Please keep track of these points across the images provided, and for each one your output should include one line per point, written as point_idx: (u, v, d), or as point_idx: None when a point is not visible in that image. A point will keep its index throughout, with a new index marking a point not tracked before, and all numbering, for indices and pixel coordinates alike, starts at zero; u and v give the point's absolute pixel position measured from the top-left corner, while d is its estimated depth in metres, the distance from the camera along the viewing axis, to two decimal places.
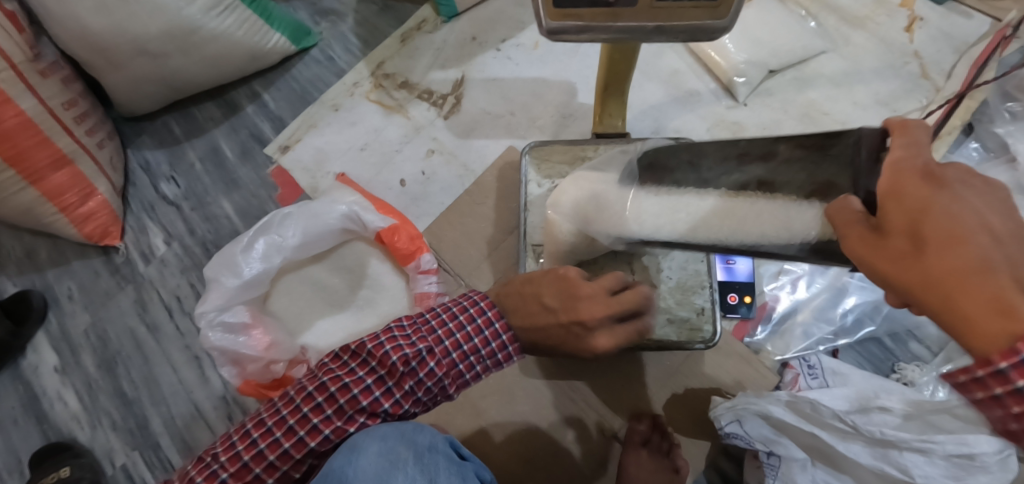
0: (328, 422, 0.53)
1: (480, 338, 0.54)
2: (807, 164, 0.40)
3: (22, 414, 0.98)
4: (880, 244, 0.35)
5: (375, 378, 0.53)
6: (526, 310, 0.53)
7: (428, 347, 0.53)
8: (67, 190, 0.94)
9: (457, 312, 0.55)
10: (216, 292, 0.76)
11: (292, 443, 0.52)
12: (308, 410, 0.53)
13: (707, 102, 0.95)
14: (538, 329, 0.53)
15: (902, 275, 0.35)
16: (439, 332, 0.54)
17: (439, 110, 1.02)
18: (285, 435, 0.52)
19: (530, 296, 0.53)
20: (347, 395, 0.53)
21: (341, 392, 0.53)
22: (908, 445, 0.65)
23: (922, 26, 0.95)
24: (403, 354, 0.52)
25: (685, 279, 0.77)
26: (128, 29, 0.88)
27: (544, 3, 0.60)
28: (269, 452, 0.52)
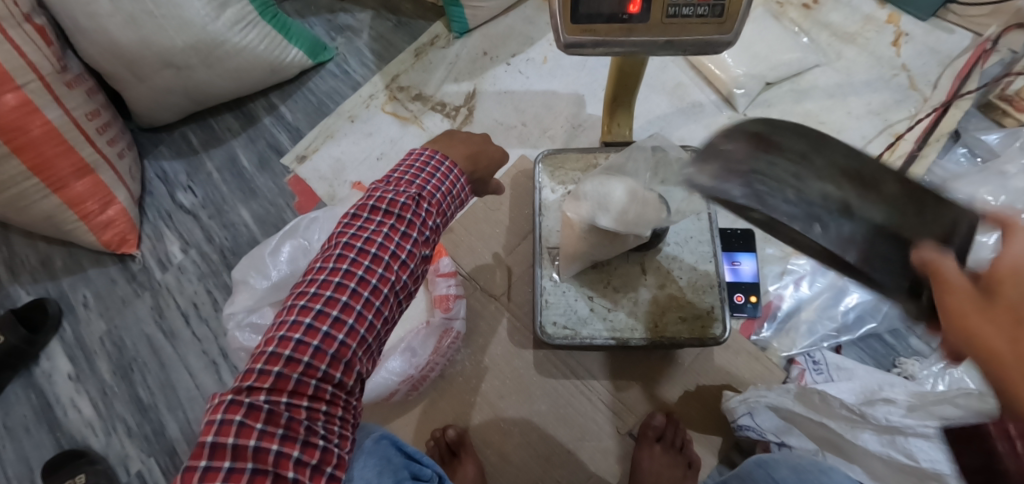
0: (334, 301, 0.49)
1: (440, 173, 0.59)
2: (904, 207, 0.44)
3: (35, 422, 0.98)
4: (984, 309, 0.35)
5: (364, 243, 0.52)
6: (463, 149, 0.62)
7: (416, 192, 0.56)
8: (88, 198, 0.96)
9: (407, 168, 0.58)
10: (244, 293, 0.77)
11: (303, 333, 0.48)
12: (305, 303, 0.49)
13: (710, 113, 0.99)
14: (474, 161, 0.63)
15: (993, 341, 0.34)
16: (418, 180, 0.57)
17: (452, 121, 1.05)
18: (294, 329, 0.48)
19: (455, 141, 0.63)
20: (341, 270, 0.51)
21: (354, 268, 0.51)
22: (913, 430, 0.68)
23: (908, 40, 1.01)
24: (378, 206, 0.54)
25: (696, 278, 0.80)
26: (155, 43, 0.92)
27: (563, 18, 0.64)
28: (285, 351, 0.47)
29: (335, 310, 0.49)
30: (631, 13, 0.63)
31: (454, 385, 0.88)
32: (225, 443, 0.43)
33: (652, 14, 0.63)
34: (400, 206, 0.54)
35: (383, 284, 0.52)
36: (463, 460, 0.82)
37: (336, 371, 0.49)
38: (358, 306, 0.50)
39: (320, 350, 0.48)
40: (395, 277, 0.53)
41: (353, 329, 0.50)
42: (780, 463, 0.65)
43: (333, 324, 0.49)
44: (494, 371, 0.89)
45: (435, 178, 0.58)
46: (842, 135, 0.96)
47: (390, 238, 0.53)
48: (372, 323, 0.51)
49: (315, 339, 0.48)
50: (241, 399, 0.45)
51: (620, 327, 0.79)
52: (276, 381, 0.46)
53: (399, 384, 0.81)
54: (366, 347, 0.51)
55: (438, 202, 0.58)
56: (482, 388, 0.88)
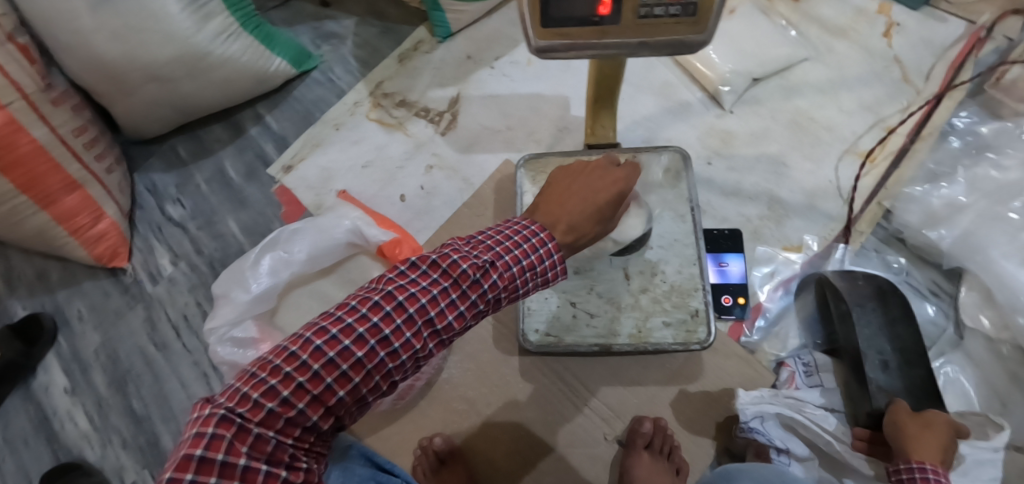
0: (349, 353, 0.41)
1: (533, 244, 0.48)
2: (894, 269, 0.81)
3: (33, 435, 1.00)
4: None
5: (405, 299, 0.43)
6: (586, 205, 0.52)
7: (490, 260, 0.46)
8: (79, 213, 0.97)
9: (494, 233, 0.48)
10: (226, 307, 0.76)
11: (308, 377, 0.40)
12: (322, 343, 0.40)
13: (697, 112, 0.97)
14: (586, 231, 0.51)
15: None
16: (501, 247, 0.47)
17: (437, 127, 1.04)
18: (299, 368, 0.40)
19: (571, 195, 0.52)
20: (369, 321, 0.42)
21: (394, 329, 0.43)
22: None
23: (900, 31, 0.99)
24: (438, 262, 0.45)
25: (680, 282, 0.78)
26: (137, 57, 0.92)
27: (532, 22, 0.63)
28: (284, 388, 0.39)
29: (347, 364, 0.41)
30: (601, 15, 0.61)
31: (442, 393, 0.88)
32: (210, 464, 0.36)
33: (623, 17, 0.61)
34: (463, 276, 0.45)
35: (406, 353, 0.44)
36: (451, 469, 0.81)
37: (323, 421, 0.42)
38: (371, 365, 0.42)
39: (317, 399, 0.41)
40: (421, 345, 0.44)
41: (357, 387, 0.42)
42: (744, 474, 0.65)
43: (342, 377, 0.41)
44: (481, 379, 0.88)
45: (522, 250, 0.48)
46: (832, 131, 0.94)
47: (442, 310, 0.44)
48: (379, 385, 0.44)
49: (316, 386, 0.40)
50: (233, 419, 0.38)
51: (604, 333, 0.77)
52: (264, 418, 0.39)
53: None
54: (362, 404, 0.44)
55: (511, 277, 0.47)
56: (469, 397, 0.87)
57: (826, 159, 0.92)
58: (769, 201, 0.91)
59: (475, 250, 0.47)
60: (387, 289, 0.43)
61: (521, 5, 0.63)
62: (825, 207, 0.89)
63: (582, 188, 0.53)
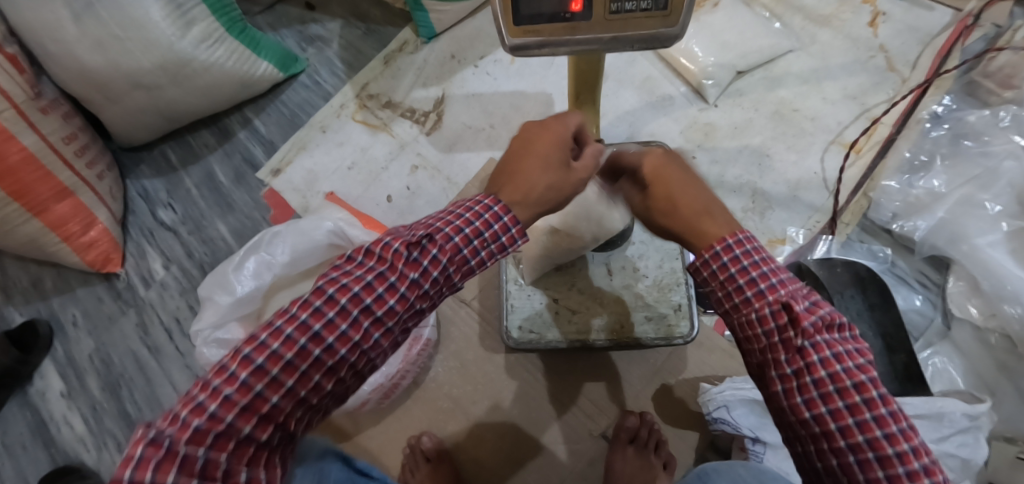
0: (278, 357, 0.42)
1: (481, 221, 0.49)
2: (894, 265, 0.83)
3: (31, 439, 1.01)
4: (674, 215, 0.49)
5: (336, 291, 0.45)
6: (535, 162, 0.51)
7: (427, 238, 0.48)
8: (70, 220, 0.99)
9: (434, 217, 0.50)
10: (210, 310, 0.77)
11: (235, 389, 0.41)
12: (250, 350, 0.42)
13: (680, 105, 0.97)
14: (540, 186, 0.50)
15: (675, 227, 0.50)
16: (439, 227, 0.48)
17: (422, 127, 1.05)
18: (227, 380, 0.41)
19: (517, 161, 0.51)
20: (298, 320, 0.43)
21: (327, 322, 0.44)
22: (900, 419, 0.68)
23: (886, 20, 0.97)
24: (372, 250, 0.47)
25: (662, 277, 0.78)
26: (123, 65, 0.93)
27: (504, 19, 0.63)
28: (211, 404, 0.41)
29: (277, 368, 0.43)
30: (573, 11, 0.61)
31: (428, 392, 0.88)
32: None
33: (594, 12, 0.62)
34: (396, 258, 0.46)
35: (345, 347, 0.45)
36: (437, 467, 0.81)
37: (261, 433, 0.43)
38: (304, 366, 0.43)
39: (247, 410, 0.42)
40: (362, 335, 0.45)
41: (292, 392, 0.44)
42: (720, 474, 0.63)
43: (274, 381, 0.42)
44: (467, 378, 0.88)
45: (461, 228, 0.48)
46: (816, 121, 0.93)
47: (380, 297, 0.46)
48: (322, 385, 0.45)
49: (246, 396, 0.41)
50: (162, 442, 0.39)
51: (585, 328, 0.77)
52: (193, 437, 0.39)
53: (369, 393, 0.80)
54: (305, 407, 0.45)
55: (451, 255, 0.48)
56: (455, 395, 0.88)
57: (810, 150, 0.91)
58: (753, 194, 0.90)
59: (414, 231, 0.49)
60: (320, 285, 0.45)
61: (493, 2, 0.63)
62: (809, 198, 0.89)
63: (523, 150, 0.52)
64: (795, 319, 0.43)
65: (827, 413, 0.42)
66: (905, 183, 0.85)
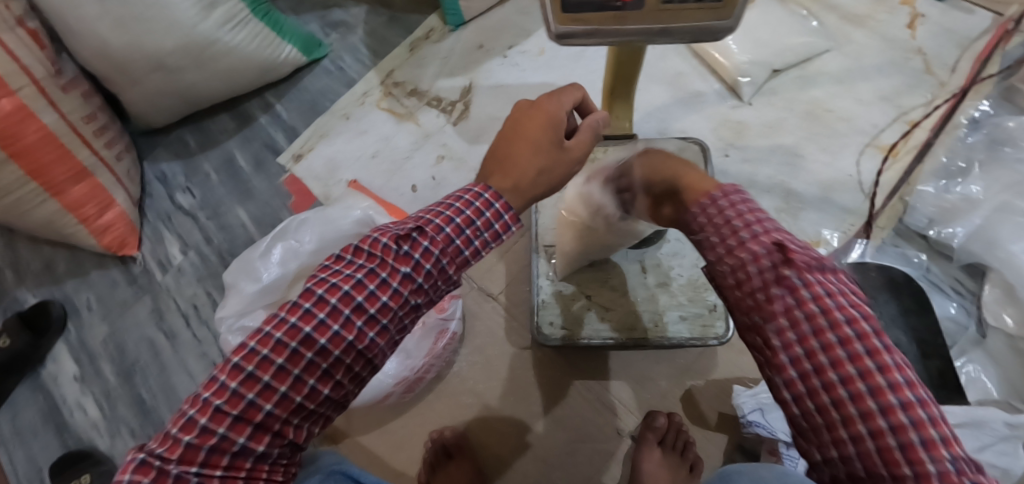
0: (268, 364, 0.41)
1: (472, 210, 0.48)
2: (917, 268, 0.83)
3: (42, 424, 1.00)
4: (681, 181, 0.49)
5: (325, 291, 0.43)
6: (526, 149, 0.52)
7: (418, 230, 0.46)
8: (87, 203, 0.96)
9: (427, 211, 0.48)
10: (234, 298, 0.75)
11: (226, 399, 0.41)
12: (239, 359, 0.41)
13: (712, 102, 0.95)
14: (537, 169, 0.52)
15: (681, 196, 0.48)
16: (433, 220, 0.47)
17: (448, 117, 1.03)
18: (216, 393, 0.41)
19: (513, 144, 0.53)
20: (286, 324, 0.42)
21: (315, 325, 0.42)
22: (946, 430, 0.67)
23: (924, 22, 0.96)
24: (359, 249, 0.45)
25: (696, 276, 0.77)
26: (145, 46, 0.91)
27: (551, 8, 0.61)
28: (201, 417, 0.40)
29: (268, 375, 0.42)
30: (624, 2, 0.59)
31: (450, 387, 0.87)
32: None
33: (646, 3, 0.59)
34: (385, 254, 0.45)
35: (339, 348, 0.43)
36: (460, 463, 0.80)
37: (257, 442, 0.42)
38: (296, 371, 0.42)
39: (240, 419, 0.41)
40: (356, 336, 0.43)
41: (286, 398, 0.42)
42: (744, 475, 0.57)
43: (263, 391, 0.41)
44: (491, 374, 0.87)
45: (454, 221, 0.47)
46: (851, 123, 0.92)
47: (373, 294, 0.44)
48: (319, 389, 0.44)
49: (236, 407, 0.41)
50: (152, 461, 0.40)
51: (618, 328, 0.76)
52: (184, 454, 0.40)
53: (394, 386, 0.79)
54: (304, 414, 0.44)
55: (445, 249, 0.47)
56: (478, 390, 0.86)
57: (844, 152, 0.90)
58: (786, 195, 0.89)
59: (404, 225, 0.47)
60: (308, 287, 0.44)
61: None
62: (843, 200, 0.88)
63: (514, 134, 0.53)
64: (789, 260, 0.40)
65: (829, 364, 0.38)
66: (941, 189, 0.83)
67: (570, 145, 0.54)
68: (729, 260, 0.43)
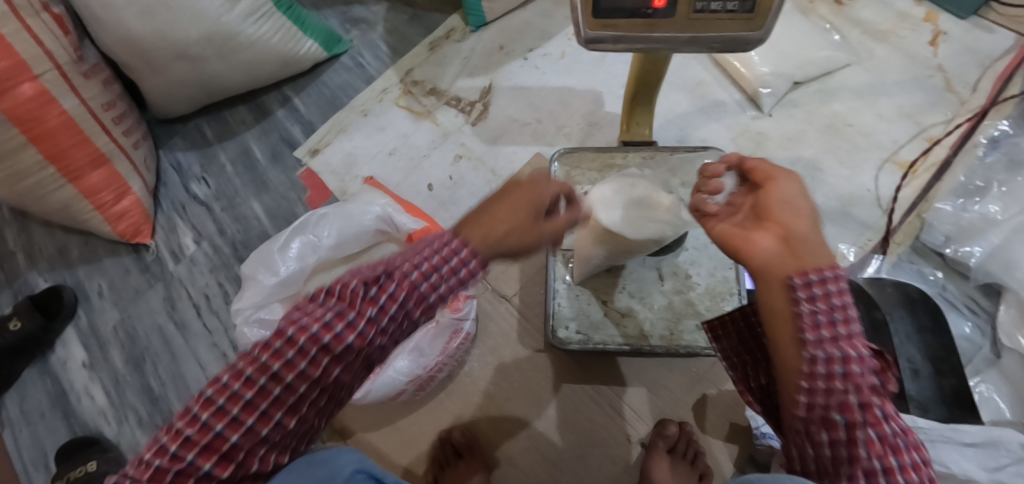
0: (226, 410, 0.39)
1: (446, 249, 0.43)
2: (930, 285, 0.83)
3: (50, 408, 1.00)
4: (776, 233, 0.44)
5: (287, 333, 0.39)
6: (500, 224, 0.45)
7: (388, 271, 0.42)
8: (103, 189, 0.96)
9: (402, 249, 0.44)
10: (252, 289, 0.75)
11: (180, 444, 0.38)
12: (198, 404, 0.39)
13: (732, 112, 0.96)
14: (513, 233, 0.45)
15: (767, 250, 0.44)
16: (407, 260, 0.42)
17: (467, 117, 1.03)
18: (173, 439, 0.38)
19: (488, 215, 0.46)
20: (248, 367, 0.39)
21: (276, 369, 0.39)
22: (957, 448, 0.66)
23: (946, 40, 0.96)
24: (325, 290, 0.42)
25: (713, 285, 0.77)
26: (168, 35, 0.91)
27: (583, 11, 0.60)
28: (155, 463, 0.38)
29: (224, 422, 0.39)
30: (655, 7, 0.59)
31: (461, 387, 0.87)
32: None
33: (678, 9, 0.59)
34: (352, 293, 0.40)
35: (303, 384, 0.40)
36: (469, 463, 0.80)
37: (222, 471, 0.39)
38: (254, 417, 0.39)
39: (192, 465, 0.38)
40: (319, 376, 0.40)
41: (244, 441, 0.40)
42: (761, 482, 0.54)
43: (216, 437, 0.39)
44: (503, 375, 0.87)
45: (428, 261, 0.42)
46: (872, 138, 0.92)
47: (338, 338, 0.39)
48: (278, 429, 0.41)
49: (192, 454, 0.38)
50: None
51: (633, 334, 0.76)
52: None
53: (405, 384, 0.79)
54: (265, 453, 0.41)
55: (420, 290, 0.42)
56: (489, 391, 0.86)
57: (864, 166, 0.90)
58: None
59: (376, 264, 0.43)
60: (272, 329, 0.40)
61: None
62: (861, 214, 0.88)
63: (494, 202, 0.47)
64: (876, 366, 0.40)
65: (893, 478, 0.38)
66: (959, 207, 0.82)
67: (550, 221, 0.48)
68: (826, 348, 0.40)
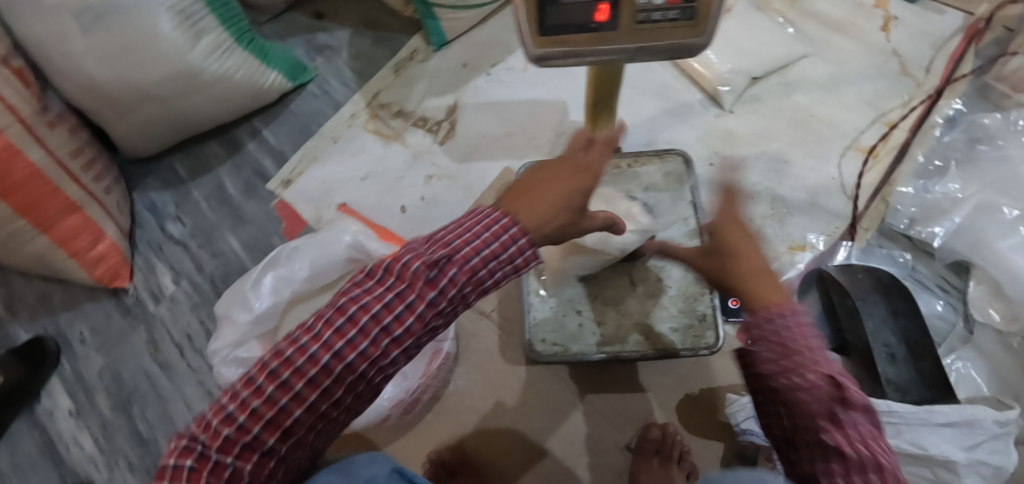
0: (283, 394, 0.42)
1: (495, 243, 0.45)
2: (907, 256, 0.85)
3: (39, 459, 0.98)
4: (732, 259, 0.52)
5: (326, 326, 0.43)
6: (544, 213, 0.46)
7: (443, 256, 0.44)
8: (79, 235, 0.96)
9: (464, 227, 0.45)
10: (229, 329, 0.75)
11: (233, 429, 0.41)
12: (245, 397, 0.41)
13: (697, 112, 0.97)
14: (557, 219, 0.47)
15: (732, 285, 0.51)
16: (457, 243, 0.44)
17: (435, 136, 1.03)
18: (251, 417, 0.41)
19: (544, 184, 0.48)
20: (290, 367, 0.42)
21: (310, 366, 0.42)
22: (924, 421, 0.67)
23: (899, 24, 0.98)
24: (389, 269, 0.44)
25: (685, 287, 0.79)
26: (130, 79, 0.92)
27: (531, 31, 0.63)
28: (225, 429, 0.41)
29: (286, 398, 0.42)
30: (599, 23, 0.61)
31: (450, 405, 0.87)
32: (182, 465, 0.40)
33: (621, 23, 0.62)
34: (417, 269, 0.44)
35: (326, 379, 0.42)
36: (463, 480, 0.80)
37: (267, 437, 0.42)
38: (285, 400, 0.42)
39: (270, 424, 0.42)
40: (372, 360, 0.43)
41: (271, 425, 0.42)
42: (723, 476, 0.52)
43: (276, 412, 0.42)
44: (490, 395, 0.87)
45: (483, 237, 0.45)
46: (836, 127, 0.93)
47: (381, 314, 0.43)
48: (289, 410, 0.42)
49: (256, 424, 0.41)
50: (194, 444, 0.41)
51: (609, 341, 0.77)
52: (222, 446, 0.41)
53: (391, 409, 0.79)
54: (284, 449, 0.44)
55: (473, 268, 0.44)
56: (477, 409, 0.86)
57: (829, 156, 0.91)
58: (773, 201, 0.90)
59: (431, 249, 0.45)
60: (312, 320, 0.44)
61: (519, 12, 0.63)
62: (830, 204, 0.89)
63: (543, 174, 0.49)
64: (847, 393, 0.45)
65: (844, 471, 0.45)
66: (921, 190, 0.85)
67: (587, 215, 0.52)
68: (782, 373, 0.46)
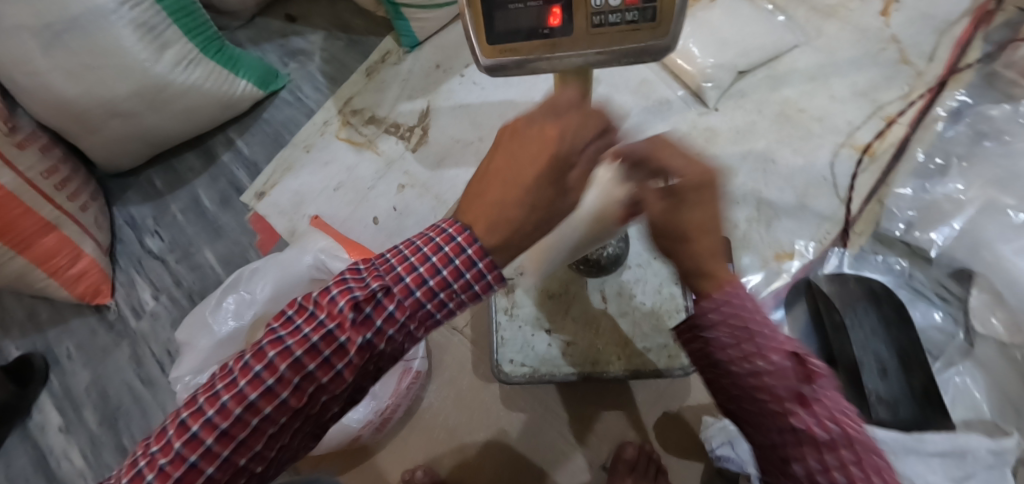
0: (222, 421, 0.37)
1: (448, 272, 0.39)
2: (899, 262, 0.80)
3: (32, 474, 1.00)
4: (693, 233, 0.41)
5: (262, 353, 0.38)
6: (500, 223, 0.38)
7: (383, 287, 0.39)
8: (57, 254, 0.96)
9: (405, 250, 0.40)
10: (190, 355, 0.73)
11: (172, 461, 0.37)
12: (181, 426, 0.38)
13: (678, 110, 0.91)
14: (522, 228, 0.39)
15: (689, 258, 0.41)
16: (399, 270, 0.39)
17: (407, 143, 1.00)
18: (185, 448, 0.37)
19: (504, 173, 0.39)
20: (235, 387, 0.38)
21: (250, 387, 0.37)
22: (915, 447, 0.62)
23: (898, 9, 0.90)
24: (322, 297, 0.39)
25: (660, 303, 0.75)
26: (98, 94, 0.90)
27: (472, 30, 0.52)
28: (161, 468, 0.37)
29: (218, 434, 0.38)
30: (550, 26, 0.52)
31: (423, 422, 0.85)
32: None
33: (574, 26, 0.52)
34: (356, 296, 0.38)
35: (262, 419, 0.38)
36: None
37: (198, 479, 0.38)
38: (218, 441, 0.38)
39: (198, 464, 0.38)
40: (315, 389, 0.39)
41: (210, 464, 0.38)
42: None
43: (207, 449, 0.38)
44: (465, 412, 0.85)
45: (430, 264, 0.39)
46: (828, 123, 0.86)
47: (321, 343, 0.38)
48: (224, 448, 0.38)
49: (193, 454, 0.38)
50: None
51: (580, 362, 0.74)
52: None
53: (360, 429, 0.77)
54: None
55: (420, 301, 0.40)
56: (450, 426, 0.84)
57: (820, 155, 0.86)
58: (758, 204, 0.85)
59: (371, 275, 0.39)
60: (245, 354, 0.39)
61: (460, 12, 0.52)
62: (819, 207, 0.84)
63: (501, 157, 0.39)
64: None
65: None
66: (921, 190, 0.79)
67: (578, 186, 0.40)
68: None
